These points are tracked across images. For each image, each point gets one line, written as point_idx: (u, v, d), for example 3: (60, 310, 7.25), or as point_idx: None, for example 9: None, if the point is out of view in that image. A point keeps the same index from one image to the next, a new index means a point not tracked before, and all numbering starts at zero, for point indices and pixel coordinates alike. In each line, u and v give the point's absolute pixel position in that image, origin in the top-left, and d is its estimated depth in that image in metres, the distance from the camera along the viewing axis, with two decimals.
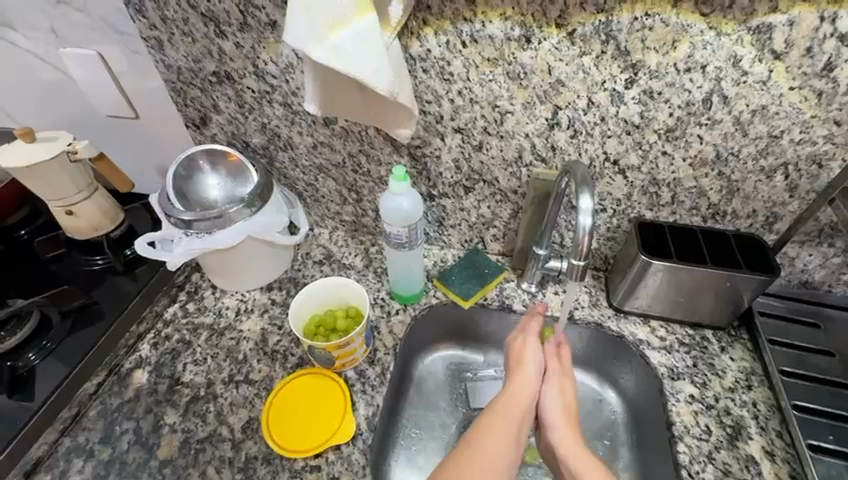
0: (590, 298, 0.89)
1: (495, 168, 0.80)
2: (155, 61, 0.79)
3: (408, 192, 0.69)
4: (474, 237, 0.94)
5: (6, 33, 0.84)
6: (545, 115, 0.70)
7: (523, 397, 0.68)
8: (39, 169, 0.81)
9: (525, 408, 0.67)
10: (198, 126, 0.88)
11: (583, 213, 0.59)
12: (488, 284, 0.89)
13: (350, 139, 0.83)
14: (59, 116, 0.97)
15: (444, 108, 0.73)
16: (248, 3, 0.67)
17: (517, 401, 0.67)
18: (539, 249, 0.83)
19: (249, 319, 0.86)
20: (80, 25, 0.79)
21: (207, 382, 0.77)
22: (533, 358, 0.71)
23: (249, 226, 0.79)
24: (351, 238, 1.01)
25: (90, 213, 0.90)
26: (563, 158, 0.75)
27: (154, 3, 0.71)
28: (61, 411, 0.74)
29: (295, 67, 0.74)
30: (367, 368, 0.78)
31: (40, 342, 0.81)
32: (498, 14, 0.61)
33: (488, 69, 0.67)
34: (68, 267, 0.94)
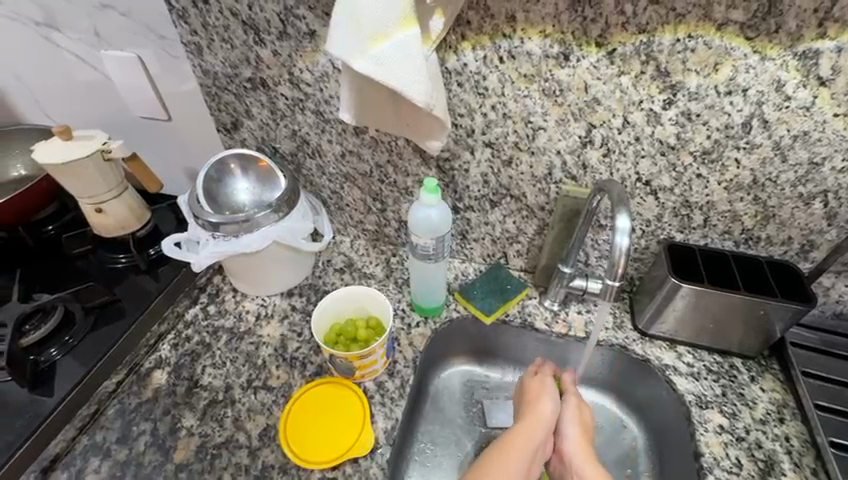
0: (614, 319, 0.87)
1: (524, 184, 0.80)
2: (192, 65, 0.81)
3: (437, 205, 0.68)
4: (497, 252, 0.93)
5: (50, 34, 0.87)
6: (579, 132, 0.70)
7: (536, 432, 0.68)
8: (73, 167, 0.82)
9: (536, 446, 0.67)
10: (229, 130, 0.90)
11: (619, 232, 0.59)
12: (511, 300, 0.89)
13: (379, 149, 0.83)
14: (94, 115, 0.99)
15: (476, 122, 0.73)
16: (288, 12, 0.68)
17: (532, 433, 0.68)
18: (564, 267, 0.82)
19: (269, 325, 0.86)
20: (122, 27, 0.81)
21: (226, 386, 0.76)
22: (550, 392, 0.73)
23: (276, 232, 0.79)
24: (372, 248, 1.01)
25: (118, 211, 0.91)
26: (594, 176, 0.74)
27: (196, 9, 0.72)
28: (80, 409, 0.74)
29: (330, 76, 0.75)
30: (386, 381, 0.77)
31: (62, 337, 0.81)
32: (539, 31, 0.61)
33: (524, 85, 0.66)
34: (93, 264, 0.96)
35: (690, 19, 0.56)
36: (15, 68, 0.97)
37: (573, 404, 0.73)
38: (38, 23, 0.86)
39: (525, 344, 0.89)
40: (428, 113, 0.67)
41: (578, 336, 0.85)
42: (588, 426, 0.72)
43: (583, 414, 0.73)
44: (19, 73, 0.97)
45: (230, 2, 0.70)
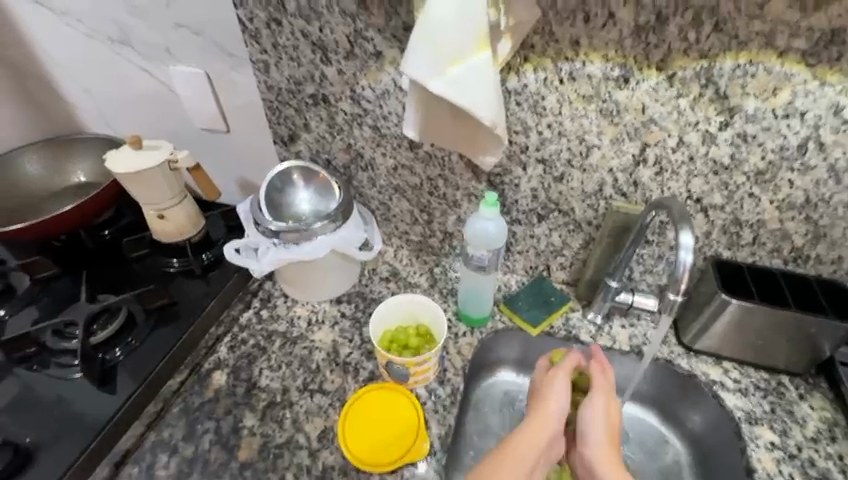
0: (658, 334, 0.88)
1: (573, 199, 0.82)
2: (258, 81, 0.85)
3: (495, 217, 0.71)
4: (540, 265, 0.95)
5: (124, 50, 0.93)
6: (633, 151, 0.72)
7: (540, 438, 0.66)
8: (144, 176, 0.87)
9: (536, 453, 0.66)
10: (286, 142, 0.94)
11: (684, 249, 0.58)
12: (555, 312, 0.90)
13: (432, 164, 0.87)
14: (156, 125, 1.04)
15: (531, 140, 0.76)
16: (357, 34, 0.72)
17: (534, 438, 0.66)
18: (611, 281, 0.84)
19: (321, 330, 0.89)
20: (194, 46, 0.86)
21: (283, 388, 0.79)
22: (559, 393, 0.69)
23: (334, 240, 0.83)
24: (416, 258, 1.03)
25: (178, 217, 0.96)
26: (645, 193, 0.76)
27: (268, 30, 0.77)
28: (148, 406, 0.77)
29: (391, 93, 0.78)
30: (437, 387, 0.79)
31: (125, 338, 0.85)
32: (601, 55, 0.63)
33: (582, 106, 0.69)
34: (148, 268, 1.01)
35: (751, 47, 0.59)
36: (85, 81, 1.03)
37: (602, 405, 0.68)
38: (113, 40, 0.92)
39: None
40: (488, 129, 0.70)
41: (623, 350, 0.87)
42: (614, 427, 0.68)
43: (610, 415, 0.68)
44: (88, 85, 1.03)
45: (302, 24, 0.74)
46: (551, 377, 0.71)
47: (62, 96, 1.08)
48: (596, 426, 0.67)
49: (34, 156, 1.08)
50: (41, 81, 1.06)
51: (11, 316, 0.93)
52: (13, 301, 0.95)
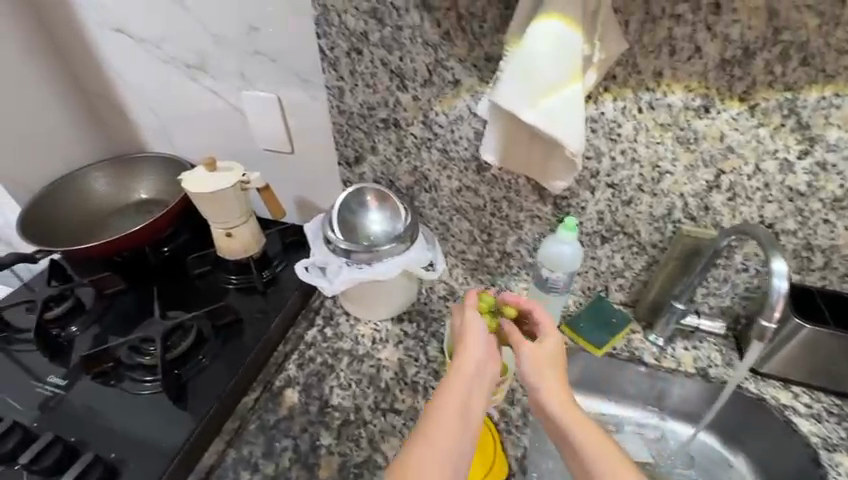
0: (722, 357, 0.89)
1: (640, 222, 0.83)
2: (330, 106, 0.88)
3: (572, 242, 0.73)
4: (598, 285, 0.95)
5: (198, 75, 0.96)
6: (707, 177, 0.74)
7: (469, 368, 0.67)
8: (218, 197, 0.90)
9: (467, 381, 0.66)
10: (350, 164, 0.95)
11: (777, 275, 0.59)
12: (616, 334, 0.90)
13: (497, 186, 0.89)
14: (218, 145, 1.07)
15: (602, 165, 0.78)
16: (437, 63, 0.75)
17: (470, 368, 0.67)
18: (677, 302, 0.85)
19: (386, 349, 0.90)
20: (270, 72, 0.90)
21: (355, 407, 0.81)
22: (477, 329, 0.71)
23: (405, 261, 0.85)
24: (471, 277, 1.04)
25: (245, 236, 0.98)
26: (715, 217, 0.78)
27: (348, 59, 0.80)
28: (226, 423, 0.80)
29: (464, 119, 0.81)
30: (508, 408, 0.80)
31: (196, 356, 0.87)
32: (683, 86, 0.66)
33: (659, 133, 0.71)
34: (210, 285, 1.02)
35: (838, 80, 0.60)
36: (152, 103, 1.06)
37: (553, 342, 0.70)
38: (189, 66, 0.96)
39: (626, 376, 0.92)
40: (563, 157, 0.72)
41: (687, 372, 0.87)
42: (556, 363, 0.69)
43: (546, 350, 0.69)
44: (155, 107, 1.06)
45: (383, 53, 0.77)
46: (470, 312, 0.73)
47: (127, 117, 1.11)
48: (546, 358, 0.68)
49: (100, 174, 1.12)
50: (109, 103, 1.10)
51: (81, 333, 0.94)
52: (82, 317, 0.96)
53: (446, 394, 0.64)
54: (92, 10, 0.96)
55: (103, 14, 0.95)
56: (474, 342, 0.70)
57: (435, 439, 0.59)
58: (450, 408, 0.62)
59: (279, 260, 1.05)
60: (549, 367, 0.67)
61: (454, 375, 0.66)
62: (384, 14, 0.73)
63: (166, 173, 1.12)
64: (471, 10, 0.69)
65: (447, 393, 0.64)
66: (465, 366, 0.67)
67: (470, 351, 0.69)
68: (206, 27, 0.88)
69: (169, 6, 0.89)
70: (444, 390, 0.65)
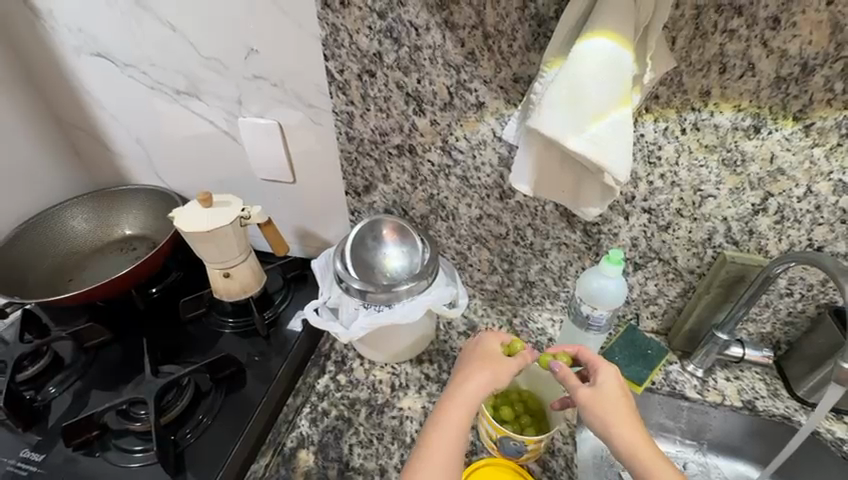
0: (767, 387, 0.83)
1: (677, 248, 0.77)
2: (339, 133, 0.81)
3: (617, 277, 0.69)
4: (629, 313, 0.88)
5: (189, 101, 0.88)
6: (753, 200, 0.69)
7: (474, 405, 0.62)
8: (215, 235, 0.81)
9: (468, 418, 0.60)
10: (359, 193, 0.88)
11: None
12: (655, 367, 0.83)
13: (522, 213, 0.81)
14: (212, 176, 0.98)
15: (639, 190, 0.72)
16: (460, 85, 0.70)
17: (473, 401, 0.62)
18: (720, 332, 0.79)
19: (407, 396, 0.82)
20: (271, 97, 0.82)
21: (380, 468, 0.73)
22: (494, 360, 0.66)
23: (428, 300, 0.77)
24: (490, 308, 0.95)
25: (244, 275, 0.89)
26: (760, 242, 0.72)
27: (360, 82, 0.74)
28: None
29: (488, 144, 0.75)
30: (549, 460, 0.74)
31: (195, 416, 0.77)
32: (732, 105, 0.61)
33: (703, 155, 0.66)
34: (203, 329, 0.93)
35: None
36: (136, 131, 0.97)
37: (609, 375, 0.64)
38: (179, 92, 0.88)
39: (667, 412, 0.85)
40: (598, 181, 0.65)
41: (734, 406, 0.81)
42: (622, 398, 0.62)
43: (609, 384, 0.63)
44: (140, 136, 0.97)
45: (399, 76, 0.71)
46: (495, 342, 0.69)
47: (108, 147, 1.02)
48: (603, 393, 0.62)
49: (78, 210, 1.01)
50: (87, 133, 1.01)
51: (60, 393, 0.83)
52: (60, 377, 0.85)
53: (451, 420, 0.60)
54: (67, 32, 0.86)
55: (81, 37, 0.86)
56: (484, 370, 0.64)
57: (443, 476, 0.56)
58: (458, 437, 0.59)
59: (281, 296, 0.97)
60: (616, 404, 0.61)
61: (459, 400, 0.61)
62: (401, 33, 0.67)
63: (153, 206, 1.02)
64: (499, 28, 0.64)
65: (449, 420, 0.60)
66: (472, 395, 0.62)
67: (473, 381, 0.63)
68: (198, 50, 0.81)
69: (156, 28, 0.80)
70: (444, 416, 0.60)
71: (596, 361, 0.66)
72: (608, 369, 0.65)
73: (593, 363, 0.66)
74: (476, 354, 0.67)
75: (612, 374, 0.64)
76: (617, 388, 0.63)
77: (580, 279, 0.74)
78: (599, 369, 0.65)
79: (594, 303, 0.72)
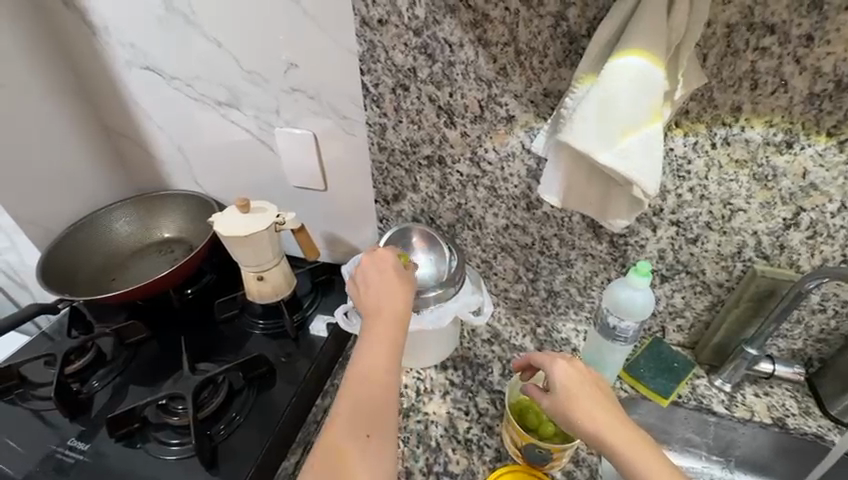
0: (798, 404, 0.82)
1: (706, 261, 0.77)
2: (371, 143, 0.84)
3: (644, 288, 0.70)
4: (654, 325, 0.88)
5: (229, 112, 0.93)
6: (785, 215, 0.68)
7: (392, 313, 0.65)
8: (251, 240, 0.85)
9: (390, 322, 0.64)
10: (388, 202, 0.90)
11: None
12: (681, 381, 0.83)
13: (549, 223, 0.82)
14: (247, 182, 1.03)
15: (667, 202, 0.72)
16: (491, 99, 0.72)
17: (389, 313, 0.65)
18: (749, 347, 0.78)
19: (433, 401, 0.83)
20: (307, 109, 0.86)
21: (405, 471, 0.75)
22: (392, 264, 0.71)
23: (454, 308, 0.79)
24: (514, 317, 0.96)
25: (276, 279, 0.93)
26: (791, 256, 0.72)
27: (393, 95, 0.77)
28: None
29: (516, 156, 0.76)
30: (573, 469, 0.74)
31: (229, 413, 0.80)
32: (764, 121, 0.62)
33: (733, 170, 0.66)
34: (236, 330, 0.96)
35: None
36: (178, 139, 1.02)
37: (560, 370, 0.63)
38: (220, 103, 0.92)
39: (692, 427, 0.84)
40: (625, 194, 0.66)
41: (763, 423, 0.80)
42: (580, 386, 0.61)
43: (564, 381, 0.62)
44: (181, 144, 1.02)
45: (431, 90, 0.74)
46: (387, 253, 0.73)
47: (150, 154, 1.08)
48: (560, 393, 0.62)
49: (121, 213, 1.07)
50: (132, 141, 1.07)
51: (103, 387, 0.88)
52: (103, 371, 0.90)
53: (381, 338, 0.62)
54: (120, 47, 0.92)
55: (133, 51, 0.92)
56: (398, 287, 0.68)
57: (384, 393, 0.58)
58: (386, 350, 0.61)
59: (309, 299, 1.00)
60: (573, 401, 0.60)
61: (379, 322, 0.64)
62: (436, 49, 0.70)
63: (190, 211, 1.07)
64: (531, 45, 0.66)
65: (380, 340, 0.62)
66: (396, 313, 0.65)
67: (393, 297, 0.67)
68: (241, 65, 0.85)
69: (202, 43, 0.85)
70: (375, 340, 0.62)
71: (547, 363, 0.65)
72: (559, 364, 0.64)
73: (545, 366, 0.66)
74: (373, 271, 0.70)
75: (564, 369, 0.63)
76: (571, 382, 0.62)
77: (607, 289, 0.76)
78: (550, 369, 0.64)
79: (621, 314, 0.72)
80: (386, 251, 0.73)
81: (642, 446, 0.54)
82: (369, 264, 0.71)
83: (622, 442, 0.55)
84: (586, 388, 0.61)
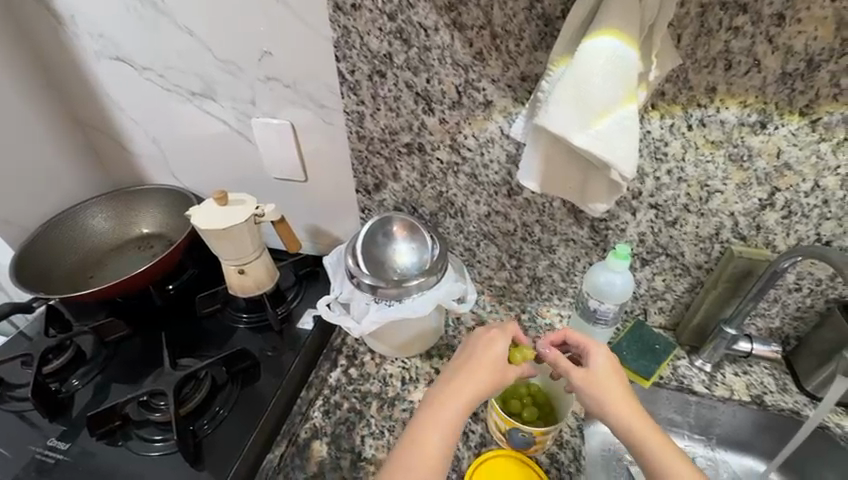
0: (776, 382, 0.84)
1: (685, 243, 0.77)
2: (349, 132, 0.83)
3: (623, 270, 0.70)
4: (636, 308, 0.89)
5: (204, 103, 0.91)
6: (760, 196, 0.69)
7: (460, 398, 0.61)
8: (230, 233, 0.84)
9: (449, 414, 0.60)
10: (369, 191, 0.90)
11: None
12: (664, 362, 0.84)
13: (530, 210, 0.82)
14: (226, 175, 1.01)
15: (645, 185, 0.73)
16: (468, 84, 0.71)
17: (457, 395, 0.61)
18: (728, 327, 0.79)
19: (418, 389, 0.84)
20: (283, 98, 0.84)
21: None
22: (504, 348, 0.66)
23: (438, 296, 0.79)
24: (499, 304, 0.96)
25: (258, 272, 0.92)
26: (767, 237, 0.73)
27: (370, 82, 0.75)
28: None
29: (496, 142, 0.76)
30: (557, 452, 0.75)
31: (212, 408, 0.80)
32: (739, 101, 0.62)
33: (709, 151, 0.67)
34: (219, 324, 0.95)
35: None
36: (153, 132, 1.00)
37: (601, 357, 0.65)
38: (195, 93, 0.90)
39: (671, 407, 0.86)
40: (603, 178, 0.66)
41: (742, 401, 0.81)
42: (617, 377, 0.64)
43: (603, 368, 0.64)
44: (156, 137, 1.00)
45: (408, 76, 0.73)
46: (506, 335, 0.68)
47: (126, 148, 1.05)
48: (595, 376, 0.63)
49: (98, 209, 1.05)
50: (106, 136, 1.05)
51: (83, 386, 0.86)
52: (83, 369, 0.89)
53: (435, 433, 0.59)
54: (88, 38, 0.89)
55: (102, 42, 0.89)
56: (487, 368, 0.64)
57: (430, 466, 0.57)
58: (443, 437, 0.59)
59: (293, 292, 0.99)
60: (610, 387, 0.62)
61: (440, 411, 0.60)
62: (411, 34, 0.69)
63: (169, 205, 1.05)
64: (506, 28, 0.65)
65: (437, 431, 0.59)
66: (463, 398, 0.61)
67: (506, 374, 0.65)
68: (214, 54, 0.83)
69: (173, 32, 0.83)
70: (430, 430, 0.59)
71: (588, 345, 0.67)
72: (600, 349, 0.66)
73: (583, 346, 0.67)
74: (482, 346, 0.66)
75: (604, 356, 0.65)
76: (609, 368, 0.64)
77: (586, 276, 0.76)
78: (591, 352, 0.66)
79: (602, 297, 0.73)
80: (499, 333, 0.68)
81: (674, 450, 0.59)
82: (488, 340, 0.67)
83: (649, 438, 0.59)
84: (619, 378, 0.64)
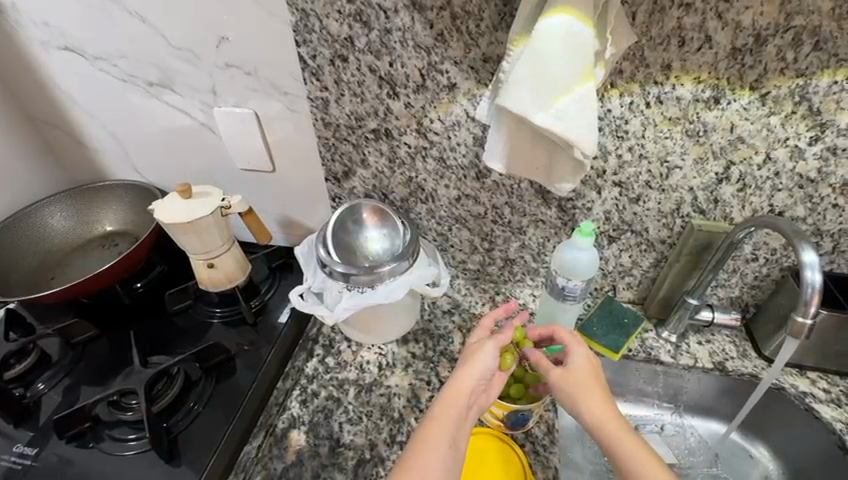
0: (737, 348, 0.87)
1: (648, 219, 0.80)
2: (315, 119, 0.82)
3: (589, 247, 0.72)
4: (605, 285, 0.91)
5: (163, 93, 0.88)
6: (717, 170, 0.72)
7: (460, 395, 0.63)
8: (196, 226, 0.82)
9: (455, 414, 0.61)
10: (339, 179, 0.89)
11: (809, 267, 0.60)
12: (632, 335, 0.86)
13: (499, 192, 0.83)
14: (191, 169, 0.98)
15: (609, 164, 0.74)
16: (431, 67, 0.71)
17: (457, 391, 0.63)
18: (691, 298, 0.82)
19: (394, 374, 0.84)
20: (244, 85, 0.82)
21: (369, 443, 0.75)
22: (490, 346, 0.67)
23: (411, 281, 0.79)
24: (473, 287, 0.98)
25: (228, 265, 0.90)
26: (725, 210, 0.76)
27: (332, 67, 0.74)
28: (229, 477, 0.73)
29: (462, 125, 0.76)
30: (532, 427, 0.77)
31: (186, 404, 0.79)
32: (693, 78, 0.64)
33: (667, 127, 0.68)
34: (191, 321, 0.94)
35: None
36: (111, 126, 0.96)
37: (582, 357, 0.65)
38: (152, 83, 0.87)
39: (639, 379, 0.89)
40: (566, 157, 0.67)
41: (706, 368, 0.85)
42: (596, 378, 0.64)
43: (584, 368, 0.64)
44: (114, 129, 0.96)
45: (370, 59, 0.72)
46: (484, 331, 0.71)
47: (82, 143, 1.01)
48: (574, 374, 0.64)
49: (57, 208, 1.00)
50: (60, 130, 1.00)
51: (50, 390, 0.84)
52: (50, 372, 0.86)
53: (442, 431, 0.60)
54: (32, 26, 0.85)
55: (48, 31, 0.85)
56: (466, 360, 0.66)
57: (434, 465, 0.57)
58: (448, 437, 0.59)
59: (267, 285, 0.98)
60: (589, 388, 0.62)
61: (443, 411, 0.61)
62: (371, 16, 0.68)
63: (132, 201, 1.02)
64: (466, 8, 0.65)
65: (438, 438, 0.59)
66: (460, 394, 0.63)
67: (485, 357, 0.65)
68: (169, 41, 0.80)
69: (124, 19, 0.80)
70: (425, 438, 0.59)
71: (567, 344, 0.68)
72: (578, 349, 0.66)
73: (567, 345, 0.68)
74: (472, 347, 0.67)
75: (583, 356, 0.66)
76: (588, 368, 0.64)
77: (554, 261, 0.77)
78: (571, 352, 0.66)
79: (568, 275, 0.75)
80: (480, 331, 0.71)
81: (650, 457, 0.57)
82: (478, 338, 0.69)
83: (622, 440, 0.58)
84: (597, 380, 0.64)
